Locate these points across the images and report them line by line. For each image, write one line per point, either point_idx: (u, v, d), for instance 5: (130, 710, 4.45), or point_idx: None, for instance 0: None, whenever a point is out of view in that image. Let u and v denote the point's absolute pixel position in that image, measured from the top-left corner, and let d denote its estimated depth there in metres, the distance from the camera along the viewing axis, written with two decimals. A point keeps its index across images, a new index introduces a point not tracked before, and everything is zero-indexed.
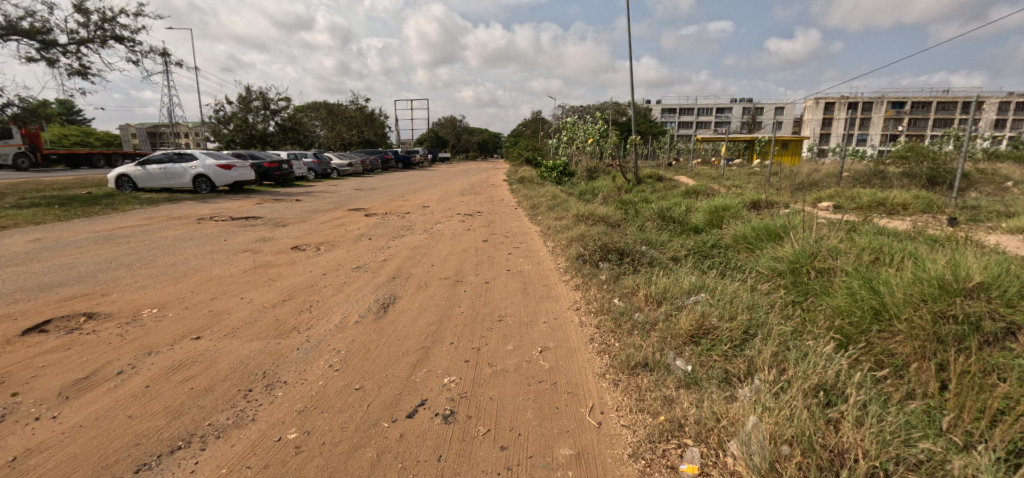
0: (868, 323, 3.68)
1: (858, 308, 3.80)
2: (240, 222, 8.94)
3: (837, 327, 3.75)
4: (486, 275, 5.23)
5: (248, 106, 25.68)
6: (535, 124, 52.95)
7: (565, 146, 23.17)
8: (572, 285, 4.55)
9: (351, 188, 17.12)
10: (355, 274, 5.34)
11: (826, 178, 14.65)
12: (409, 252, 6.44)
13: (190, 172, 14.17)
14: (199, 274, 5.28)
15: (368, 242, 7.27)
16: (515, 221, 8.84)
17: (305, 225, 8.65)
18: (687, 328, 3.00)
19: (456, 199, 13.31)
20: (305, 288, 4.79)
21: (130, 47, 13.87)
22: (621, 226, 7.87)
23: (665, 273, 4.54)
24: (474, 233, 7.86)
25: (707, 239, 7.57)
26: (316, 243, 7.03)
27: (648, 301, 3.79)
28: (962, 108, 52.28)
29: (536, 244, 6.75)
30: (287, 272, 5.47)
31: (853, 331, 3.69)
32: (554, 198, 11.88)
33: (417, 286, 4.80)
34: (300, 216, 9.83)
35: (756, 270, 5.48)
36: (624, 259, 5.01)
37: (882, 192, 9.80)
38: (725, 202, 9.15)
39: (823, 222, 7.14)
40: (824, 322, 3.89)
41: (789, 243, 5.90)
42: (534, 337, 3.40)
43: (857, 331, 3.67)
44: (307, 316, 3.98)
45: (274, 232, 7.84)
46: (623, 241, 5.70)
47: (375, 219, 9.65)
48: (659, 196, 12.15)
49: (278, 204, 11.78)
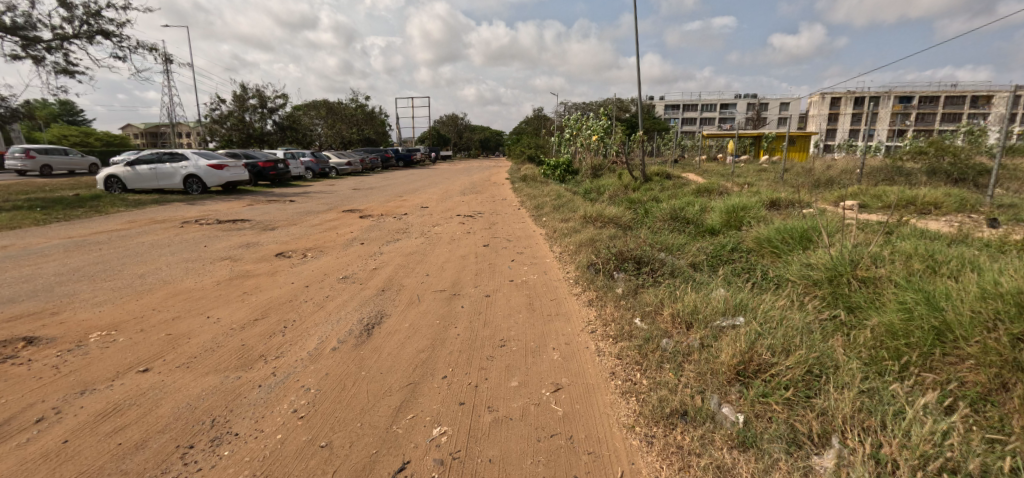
0: (929, 346, 3.09)
1: (916, 328, 3.21)
2: (225, 226, 8.40)
3: (889, 348, 3.17)
4: (487, 286, 4.67)
5: (244, 104, 25.17)
6: (537, 122, 52.27)
7: (568, 143, 22.55)
8: (585, 300, 3.98)
9: (348, 188, 16.55)
10: (342, 286, 4.79)
11: (842, 175, 14.05)
12: (403, 259, 5.89)
13: (180, 172, 13.65)
14: (167, 288, 4.74)
15: (360, 248, 6.72)
16: (519, 223, 8.29)
17: (294, 229, 8.10)
18: (731, 363, 2.42)
19: (456, 199, 12.74)
20: (282, 305, 4.24)
21: (118, 42, 13.40)
22: (632, 229, 7.29)
23: (690, 286, 3.99)
24: (474, 237, 7.30)
25: (726, 241, 7.01)
26: (303, 250, 6.48)
27: (676, 323, 3.23)
28: (971, 102, 51.35)
29: (541, 249, 6.19)
30: (267, 283, 4.93)
31: (910, 353, 3.09)
32: (559, 197, 11.30)
33: (410, 301, 4.25)
34: (291, 218, 9.30)
35: (788, 279, 4.93)
36: (642, 269, 4.43)
37: (909, 190, 9.20)
38: (743, 201, 8.56)
39: (854, 224, 6.58)
40: (876, 341, 3.30)
41: (822, 248, 5.34)
42: (544, 370, 2.84)
43: (917, 354, 3.08)
44: (279, 340, 3.44)
45: (259, 237, 7.30)
46: (639, 247, 5.15)
47: (370, 221, 9.10)
48: (669, 195, 11.56)
49: (270, 206, 11.24)
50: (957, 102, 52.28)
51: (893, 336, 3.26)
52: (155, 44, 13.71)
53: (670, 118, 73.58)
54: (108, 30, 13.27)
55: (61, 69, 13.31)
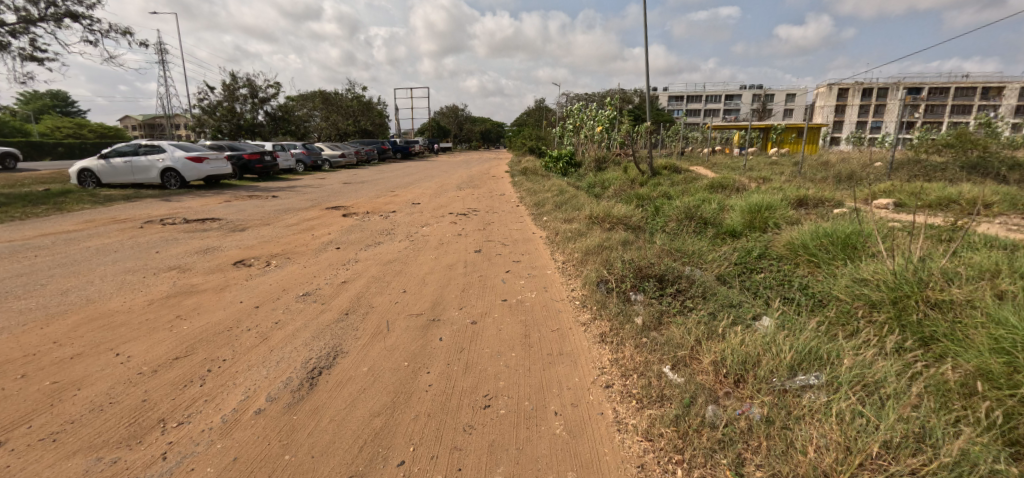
0: None
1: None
2: (190, 226, 7.54)
3: (994, 397, 2.32)
4: (475, 307, 3.82)
5: (233, 94, 24.24)
6: (538, 114, 51.13)
7: (570, 134, 21.63)
8: (596, 333, 3.16)
9: (339, 182, 15.69)
10: (299, 308, 3.95)
11: (862, 169, 13.17)
12: (380, 269, 5.04)
13: (157, 165, 12.79)
14: (87, 310, 3.90)
15: (334, 254, 5.88)
16: (517, 224, 7.46)
17: (266, 230, 7.25)
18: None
19: (451, 195, 11.87)
20: (217, 335, 3.41)
21: (88, 25, 12.51)
22: (645, 232, 6.45)
23: (730, 319, 3.16)
24: (467, 240, 6.47)
25: (751, 245, 6.19)
26: (268, 256, 5.66)
27: (722, 375, 2.44)
28: (982, 93, 50.06)
29: (542, 256, 5.35)
30: (210, 303, 4.10)
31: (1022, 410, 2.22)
32: (562, 193, 10.44)
33: (376, 329, 3.41)
34: (267, 217, 8.47)
35: (841, 299, 4.09)
36: (666, 289, 3.58)
37: (947, 186, 8.34)
38: (767, 199, 7.70)
39: (898, 227, 5.76)
40: (972, 389, 2.44)
41: (876, 260, 4.50)
42: (541, 456, 2.03)
43: None
44: (192, 394, 2.62)
45: (223, 241, 6.46)
46: (660, 259, 4.32)
47: (353, 220, 8.25)
48: (680, 191, 10.68)
49: (250, 202, 10.43)
50: (967, 93, 51.06)
51: (991, 383, 2.44)
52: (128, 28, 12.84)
53: (674, 109, 72.32)
54: (77, 12, 12.41)
55: (27, 55, 12.44)
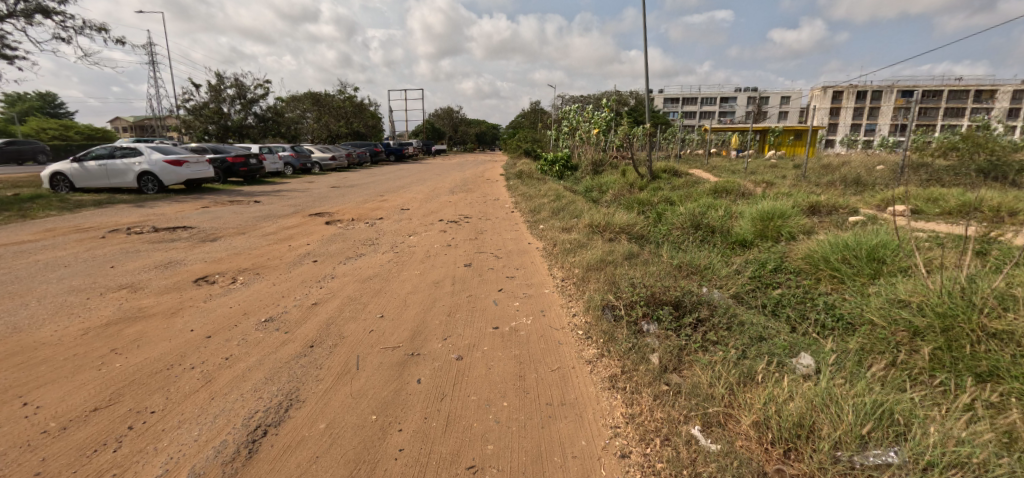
0: None
1: None
2: (157, 236, 6.97)
3: None
4: (462, 338, 3.29)
5: (220, 95, 23.58)
6: (533, 116, 50.70)
7: (566, 137, 21.14)
8: (605, 375, 2.64)
9: (327, 185, 15.10)
10: (257, 338, 3.41)
11: (866, 173, 12.77)
12: (358, 287, 4.50)
13: (134, 169, 12.19)
14: (8, 342, 3.36)
15: (309, 268, 5.33)
16: (511, 232, 6.95)
17: (238, 240, 6.69)
18: None
19: (443, 200, 11.33)
20: (152, 377, 2.87)
21: (61, 22, 11.90)
22: (649, 243, 5.97)
23: (763, 357, 2.68)
24: (457, 250, 5.94)
25: (764, 257, 5.72)
26: (235, 272, 5.11)
27: (769, 443, 1.95)
28: (975, 96, 50.11)
29: (539, 270, 4.81)
30: (155, 331, 3.55)
31: None
32: (559, 198, 9.92)
33: (343, 368, 2.88)
34: (244, 224, 7.91)
35: (880, 326, 3.63)
36: (684, 318, 3.07)
37: (964, 192, 7.90)
38: (778, 206, 7.22)
39: (925, 238, 5.29)
40: None
41: (913, 279, 4.03)
42: None
43: None
44: (100, 465, 2.10)
45: (188, 254, 5.89)
46: (675, 280, 3.82)
47: (335, 228, 7.71)
48: (682, 196, 10.20)
49: (229, 208, 9.84)
50: (960, 96, 51.19)
51: None
52: (103, 24, 12.24)
53: (669, 112, 72.14)
54: (49, 8, 11.81)
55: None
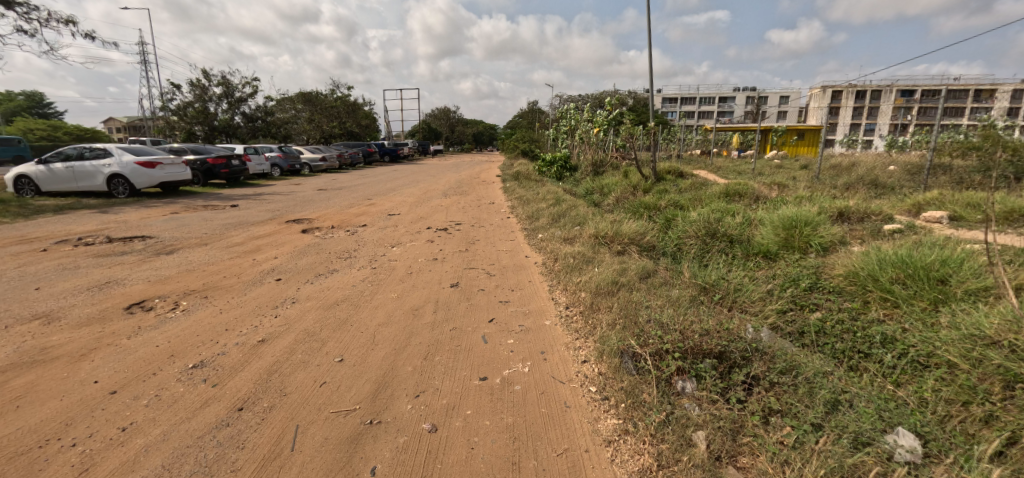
0: None
1: None
2: (107, 248, 6.21)
3: None
4: (438, 395, 2.53)
5: (205, 94, 22.74)
6: (530, 116, 49.96)
7: (565, 137, 20.39)
8: (631, 469, 1.92)
9: (313, 188, 14.32)
10: (174, 394, 2.65)
11: (881, 174, 12.07)
12: (321, 315, 3.73)
13: (103, 171, 11.36)
14: None
15: (269, 288, 4.55)
16: (507, 243, 6.19)
17: (197, 253, 5.90)
18: None
19: (433, 204, 10.53)
20: (14, 465, 2.14)
21: (22, 13, 11.10)
22: (663, 258, 5.24)
23: (849, 438, 1.95)
24: (444, 265, 5.18)
25: (797, 272, 4.98)
26: (179, 295, 4.33)
27: None
28: (974, 96, 49.54)
29: (538, 293, 4.04)
30: (47, 384, 2.79)
31: None
32: (558, 202, 9.14)
33: (272, 450, 2.14)
34: (210, 233, 7.13)
35: (963, 371, 2.92)
36: (734, 376, 2.32)
37: (1003, 195, 7.16)
38: (803, 211, 6.47)
39: (988, 252, 4.53)
40: None
41: (997, 313, 3.29)
42: None
43: None
44: None
45: (134, 271, 5.11)
46: (709, 315, 3.08)
47: (311, 238, 6.93)
48: (691, 200, 9.45)
49: (200, 214, 9.05)
50: (960, 96, 50.70)
51: None
52: (69, 16, 11.44)
53: (667, 111, 71.48)
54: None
55: None
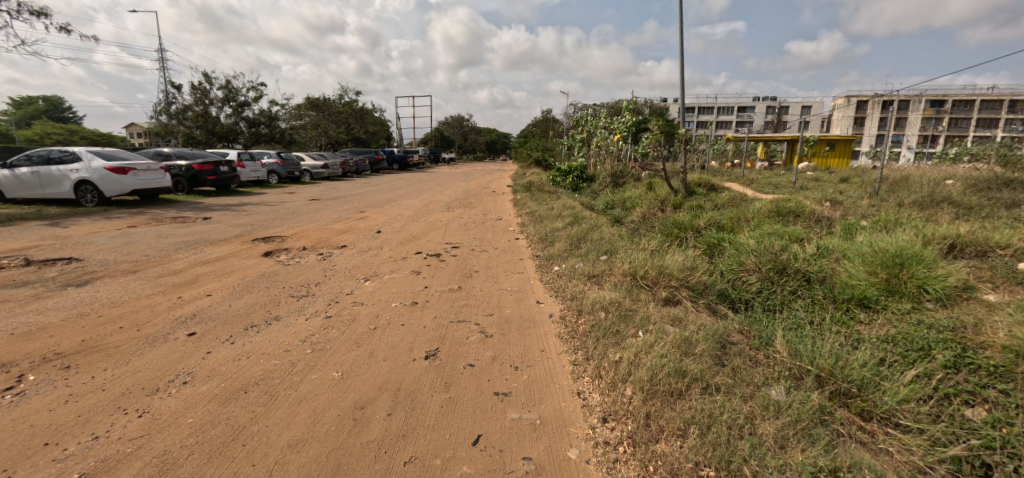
0: None
1: None
2: (12, 275, 4.95)
3: None
4: None
5: (206, 97, 21.85)
6: (545, 124, 48.71)
7: (581, 145, 18.99)
8: None
9: (306, 198, 13.08)
10: None
11: (948, 189, 10.39)
12: (205, 419, 2.32)
13: (69, 176, 10.22)
14: None
15: (168, 352, 3.15)
16: (514, 280, 4.76)
17: (116, 285, 4.58)
18: None
19: (431, 219, 9.15)
20: None
21: None
22: (724, 311, 3.76)
23: None
24: (425, 313, 3.75)
25: (925, 338, 3.41)
26: (32, 364, 2.98)
27: None
28: (1009, 106, 47.16)
29: (555, 381, 2.60)
30: None
31: None
32: (577, 221, 7.69)
33: None
34: (152, 255, 5.85)
35: None
36: None
37: None
38: (900, 241, 4.91)
39: None
40: None
41: None
42: None
43: None
44: None
45: (9, 316, 3.79)
46: None
47: (273, 263, 5.59)
48: (734, 218, 7.97)
49: (160, 228, 7.79)
50: (995, 107, 48.25)
51: None
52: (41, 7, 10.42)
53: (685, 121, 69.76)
54: None
55: None
